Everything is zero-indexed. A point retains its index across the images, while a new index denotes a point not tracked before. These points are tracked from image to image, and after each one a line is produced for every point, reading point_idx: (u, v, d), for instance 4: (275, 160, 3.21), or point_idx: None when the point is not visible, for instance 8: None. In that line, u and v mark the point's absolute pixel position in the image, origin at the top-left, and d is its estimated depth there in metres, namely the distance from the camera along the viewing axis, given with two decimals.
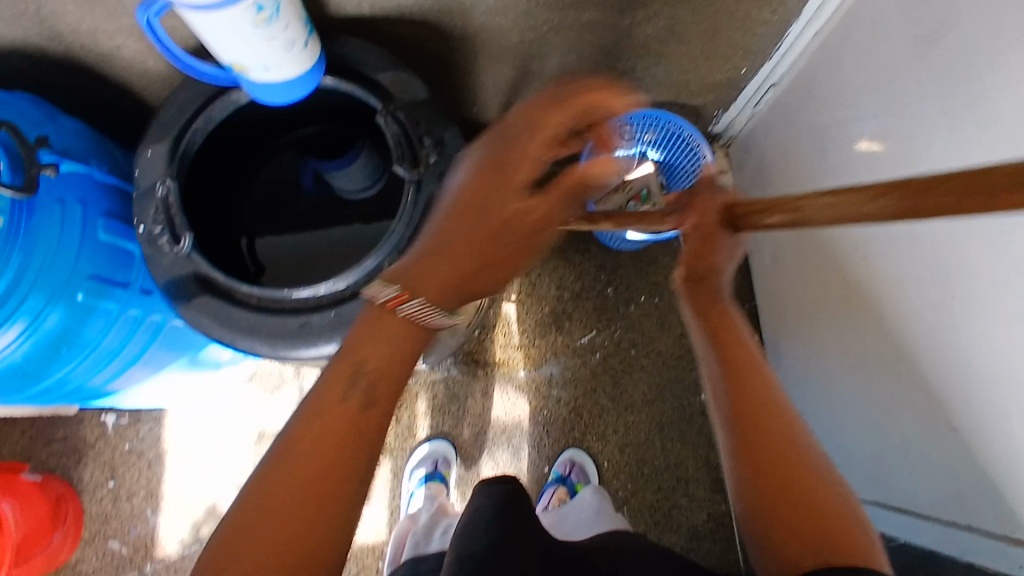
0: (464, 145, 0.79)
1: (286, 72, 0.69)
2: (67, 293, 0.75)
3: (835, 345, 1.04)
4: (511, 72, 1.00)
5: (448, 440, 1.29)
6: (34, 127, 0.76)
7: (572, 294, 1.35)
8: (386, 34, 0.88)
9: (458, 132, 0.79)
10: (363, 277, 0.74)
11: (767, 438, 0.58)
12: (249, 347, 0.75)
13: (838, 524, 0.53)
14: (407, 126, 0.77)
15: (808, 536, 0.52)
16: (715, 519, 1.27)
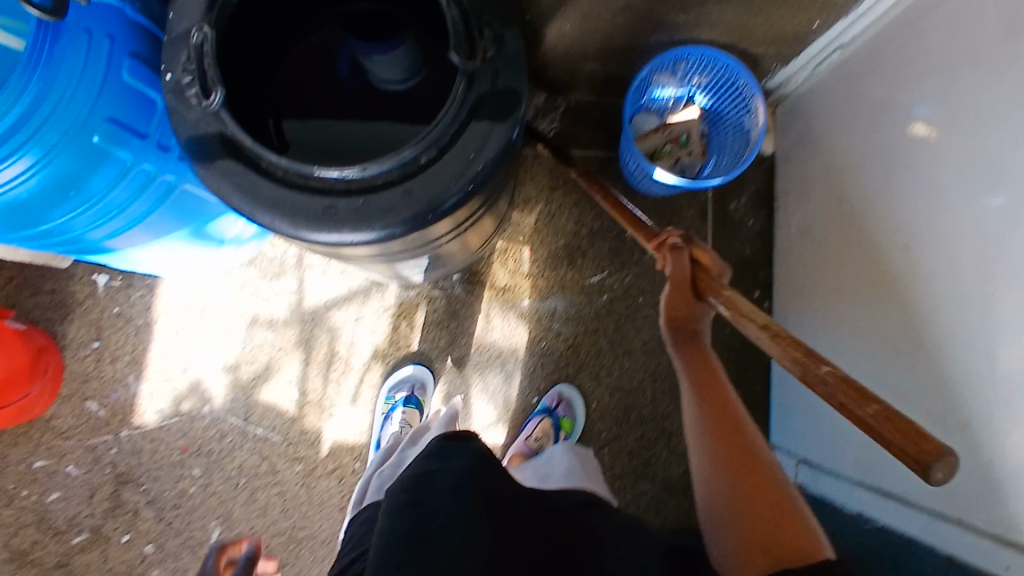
0: (522, 47, 0.74)
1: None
2: (81, 133, 0.71)
3: (853, 326, 1.03)
4: None
5: (425, 365, 1.27)
6: None
7: (589, 231, 1.31)
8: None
9: (518, 32, 0.74)
10: (398, 167, 0.70)
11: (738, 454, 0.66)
12: (268, 222, 0.71)
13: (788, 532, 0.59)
14: (467, 13, 0.71)
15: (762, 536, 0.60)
16: (692, 475, 1.27)
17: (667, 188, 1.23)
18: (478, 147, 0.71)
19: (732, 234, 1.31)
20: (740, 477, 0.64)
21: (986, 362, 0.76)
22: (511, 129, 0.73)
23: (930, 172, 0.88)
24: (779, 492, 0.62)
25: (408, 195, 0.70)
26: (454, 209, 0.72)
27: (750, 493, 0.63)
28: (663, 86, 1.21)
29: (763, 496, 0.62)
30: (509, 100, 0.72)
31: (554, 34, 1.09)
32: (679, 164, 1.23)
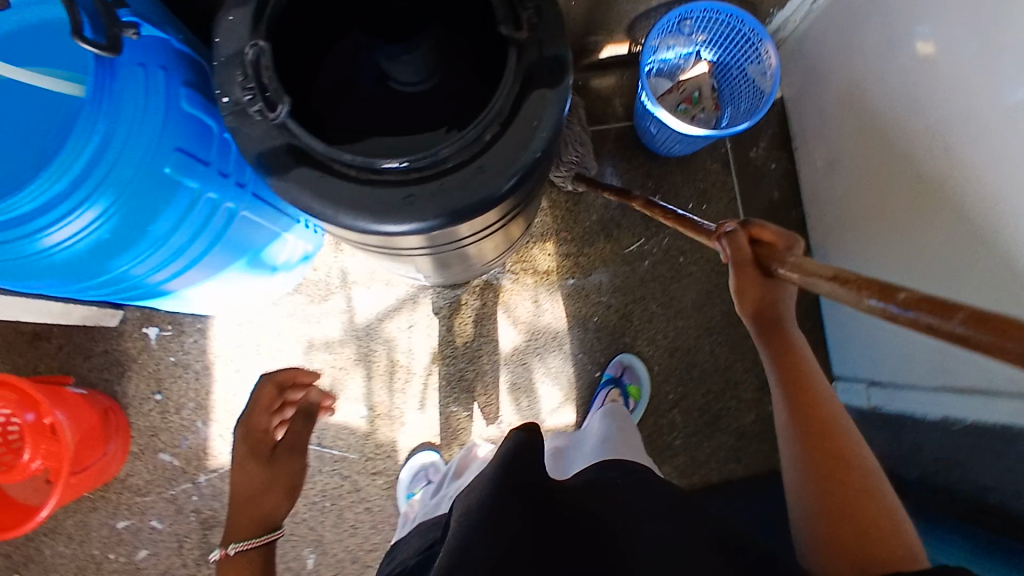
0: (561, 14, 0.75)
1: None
2: (152, 166, 0.73)
3: (904, 240, 1.05)
4: None
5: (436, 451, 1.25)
6: None
7: (620, 201, 1.33)
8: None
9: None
10: (468, 145, 0.72)
11: (835, 463, 0.68)
12: (350, 223, 0.73)
13: (883, 538, 0.63)
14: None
15: (853, 542, 0.63)
16: (763, 420, 1.29)
17: (688, 146, 1.25)
18: (538, 114, 0.73)
19: (757, 180, 1.34)
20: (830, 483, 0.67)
21: None
22: (565, 94, 0.75)
23: (950, 83, 0.90)
24: (876, 502, 0.65)
25: (482, 170, 0.72)
26: (524, 178, 0.74)
27: (841, 497, 0.66)
28: (670, 47, 1.23)
29: (857, 504, 0.65)
30: (557, 65, 0.74)
31: None
32: (696, 120, 1.25)
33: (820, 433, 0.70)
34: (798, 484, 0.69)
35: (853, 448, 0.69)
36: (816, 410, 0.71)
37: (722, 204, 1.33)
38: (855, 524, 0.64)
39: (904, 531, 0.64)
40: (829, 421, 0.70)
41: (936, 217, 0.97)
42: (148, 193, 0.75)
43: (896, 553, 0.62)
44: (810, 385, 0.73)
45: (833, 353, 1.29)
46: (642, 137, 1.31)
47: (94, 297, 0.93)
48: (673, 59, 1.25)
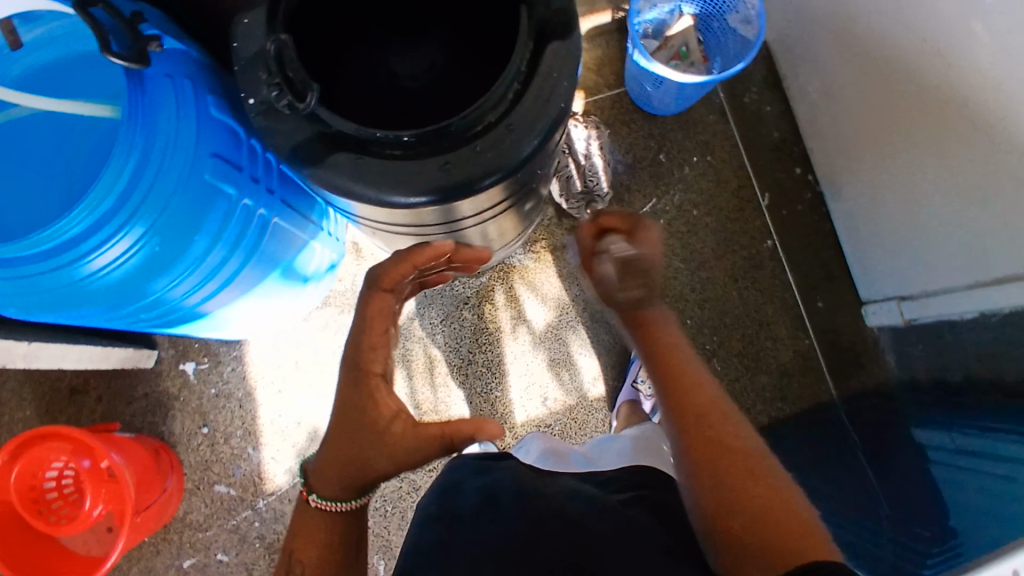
0: None
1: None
2: (192, 173, 0.74)
3: (910, 149, 1.07)
4: None
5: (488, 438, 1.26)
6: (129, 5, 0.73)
7: (627, 166, 1.35)
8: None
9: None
10: (496, 105, 0.74)
11: (725, 457, 0.63)
12: (392, 200, 0.74)
13: (781, 530, 0.57)
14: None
15: (755, 529, 0.57)
16: (802, 355, 1.31)
17: (683, 102, 1.28)
18: (558, 66, 0.75)
19: (756, 124, 1.37)
20: (726, 472, 0.62)
21: None
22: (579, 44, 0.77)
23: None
24: (767, 494, 0.60)
25: (512, 128, 0.74)
26: (553, 130, 0.75)
27: (731, 489, 0.61)
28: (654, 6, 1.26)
29: (754, 493, 0.60)
30: (567, 18, 0.76)
31: None
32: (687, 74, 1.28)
33: (706, 436, 0.65)
34: (686, 477, 0.65)
35: (748, 442, 0.65)
36: (705, 399, 0.69)
37: (726, 153, 1.36)
38: (741, 511, 0.59)
39: (810, 523, 0.58)
40: (700, 409, 0.68)
41: (937, 121, 1.00)
42: (191, 202, 0.76)
43: (803, 542, 0.55)
44: (682, 375, 0.72)
45: (857, 279, 1.31)
46: (637, 100, 1.35)
47: (137, 325, 0.93)
48: (656, 18, 1.30)
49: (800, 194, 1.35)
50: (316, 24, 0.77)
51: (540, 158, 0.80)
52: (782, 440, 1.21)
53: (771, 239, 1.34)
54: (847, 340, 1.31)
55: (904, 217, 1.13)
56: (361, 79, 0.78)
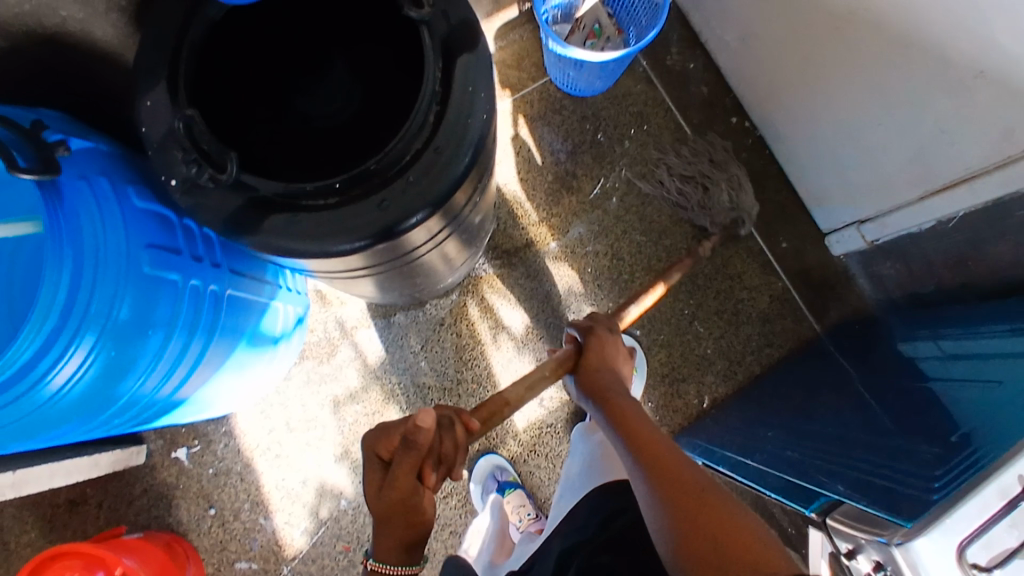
0: None
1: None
2: (130, 269, 0.72)
3: (835, 76, 1.08)
4: None
5: (495, 452, 1.25)
6: (25, 115, 0.71)
7: (568, 154, 1.35)
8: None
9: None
10: (420, 131, 0.72)
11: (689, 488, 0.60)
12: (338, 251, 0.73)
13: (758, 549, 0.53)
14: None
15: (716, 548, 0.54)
16: (779, 298, 1.31)
17: (608, 78, 1.28)
18: (471, 79, 0.75)
19: (683, 84, 1.37)
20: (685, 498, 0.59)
21: (959, 18, 0.82)
22: (485, 54, 0.77)
23: None
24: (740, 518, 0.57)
25: (439, 151, 0.73)
26: (481, 142, 0.75)
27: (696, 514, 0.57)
28: None
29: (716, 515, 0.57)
30: (468, 30, 0.76)
31: None
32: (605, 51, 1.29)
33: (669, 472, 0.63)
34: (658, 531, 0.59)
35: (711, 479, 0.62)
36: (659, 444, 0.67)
37: (662, 119, 1.36)
38: (706, 538, 0.55)
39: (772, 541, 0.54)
40: (660, 449, 0.67)
41: (853, 45, 1.01)
42: (138, 300, 0.74)
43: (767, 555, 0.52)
44: (637, 421, 0.72)
45: (813, 211, 1.31)
46: (563, 85, 1.33)
47: (116, 429, 0.90)
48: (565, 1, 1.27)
49: (741, 141, 1.36)
50: (222, 89, 0.76)
51: (476, 172, 0.80)
52: (780, 384, 1.22)
53: None
54: (818, 273, 1.32)
55: (846, 143, 1.14)
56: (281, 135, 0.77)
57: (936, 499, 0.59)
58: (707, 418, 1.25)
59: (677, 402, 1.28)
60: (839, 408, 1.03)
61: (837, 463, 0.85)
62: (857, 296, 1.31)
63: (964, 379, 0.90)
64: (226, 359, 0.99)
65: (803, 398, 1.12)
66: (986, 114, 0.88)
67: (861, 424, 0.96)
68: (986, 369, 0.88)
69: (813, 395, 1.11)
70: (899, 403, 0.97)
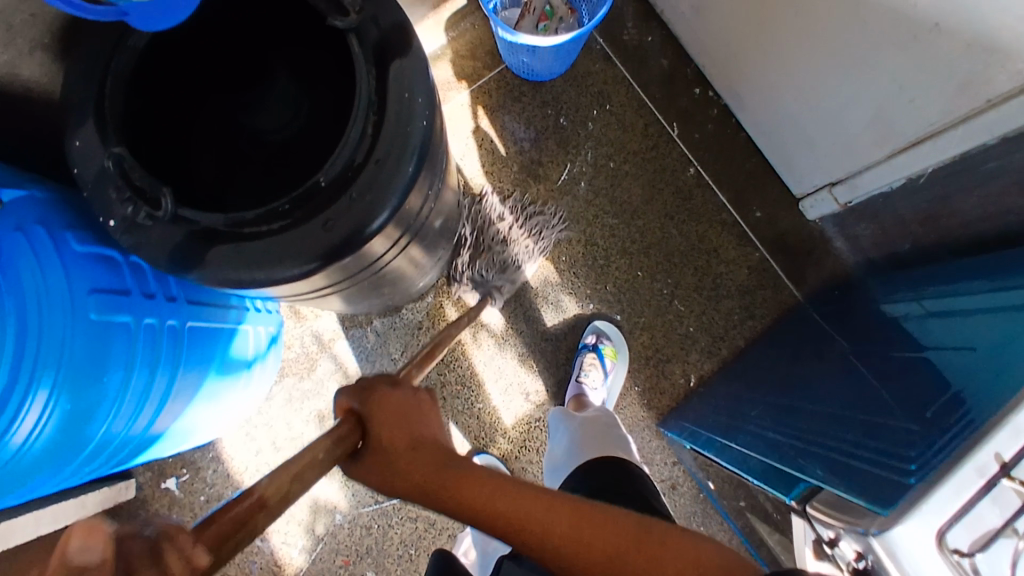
0: None
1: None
2: (78, 317, 0.70)
3: (791, 39, 1.05)
4: None
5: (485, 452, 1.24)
6: None
7: (531, 141, 1.32)
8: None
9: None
10: (358, 146, 0.70)
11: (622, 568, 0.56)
12: (286, 274, 0.71)
13: None
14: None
15: None
16: (757, 269, 1.30)
17: (566, 59, 1.25)
18: (407, 85, 0.72)
19: (642, 59, 1.34)
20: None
21: None
22: (420, 57, 0.74)
23: None
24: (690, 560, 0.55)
25: (381, 164, 0.71)
26: (423, 150, 0.73)
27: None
28: None
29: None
30: (400, 34, 0.73)
31: None
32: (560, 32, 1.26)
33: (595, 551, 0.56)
34: None
35: (641, 531, 0.57)
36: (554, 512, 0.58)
37: (623, 96, 1.33)
38: None
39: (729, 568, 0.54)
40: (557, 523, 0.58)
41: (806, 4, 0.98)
42: (91, 345, 0.72)
43: None
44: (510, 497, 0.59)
45: (784, 177, 1.29)
46: (528, 73, 1.29)
47: (93, 472, 0.88)
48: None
49: (706, 112, 1.33)
50: (152, 120, 0.73)
51: (424, 180, 0.77)
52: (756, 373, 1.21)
53: (692, 165, 1.32)
54: (794, 240, 1.30)
55: (809, 105, 1.12)
56: (222, 163, 0.75)
57: (913, 482, 0.57)
58: (694, 398, 1.24)
59: (663, 383, 1.27)
60: (822, 378, 1.02)
61: (821, 442, 0.83)
62: (835, 259, 1.29)
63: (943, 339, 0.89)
64: (194, 394, 0.97)
65: (788, 371, 1.11)
66: (944, 66, 0.85)
67: (845, 393, 0.94)
68: (962, 327, 0.86)
69: (798, 367, 1.10)
70: (880, 369, 0.95)
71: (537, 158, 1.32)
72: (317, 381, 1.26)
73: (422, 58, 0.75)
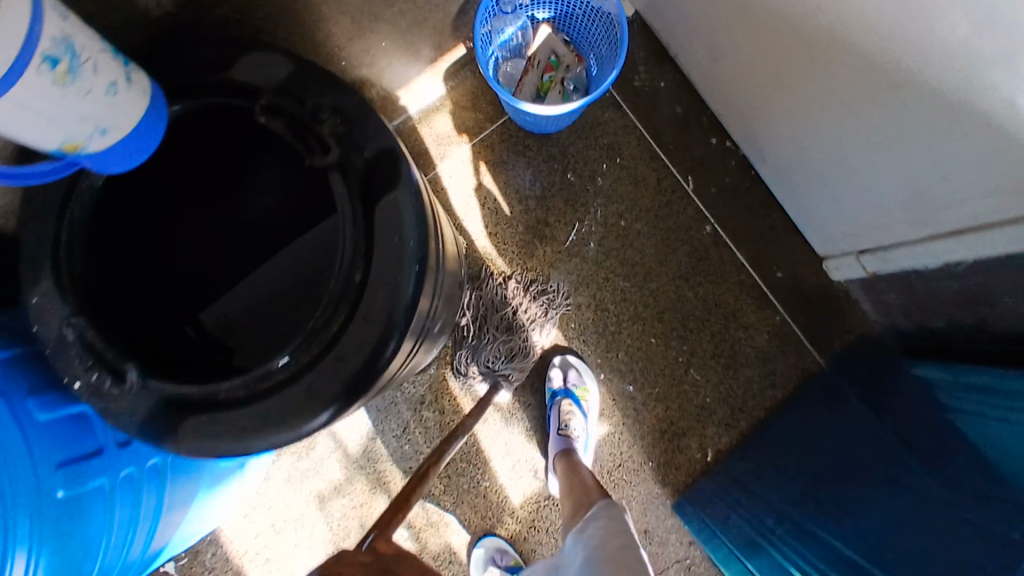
0: (365, 99, 0.66)
1: (127, 129, 0.59)
2: (45, 495, 0.64)
3: (821, 105, 0.96)
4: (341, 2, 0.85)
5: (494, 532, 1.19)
6: None
7: (537, 199, 1.24)
8: (201, 17, 0.72)
9: (347, 87, 0.66)
10: (343, 300, 0.64)
11: None
12: (269, 443, 0.64)
13: None
14: (293, 112, 0.65)
15: None
16: (778, 333, 1.22)
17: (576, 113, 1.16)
18: (396, 226, 0.64)
19: (653, 105, 1.24)
20: None
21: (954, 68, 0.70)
22: (413, 185, 0.65)
23: None
24: None
25: (369, 320, 0.63)
26: (416, 300, 0.65)
27: None
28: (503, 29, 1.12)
29: None
30: (386, 163, 0.65)
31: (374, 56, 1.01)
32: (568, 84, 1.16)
33: None
34: None
35: None
36: None
37: (635, 146, 1.24)
38: None
39: None
40: None
41: (837, 76, 0.88)
42: (63, 519, 0.66)
43: None
44: None
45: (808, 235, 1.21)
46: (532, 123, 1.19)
47: None
48: (515, 35, 1.15)
49: (724, 163, 1.24)
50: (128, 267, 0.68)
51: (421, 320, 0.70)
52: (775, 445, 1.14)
53: (709, 222, 1.24)
54: (817, 301, 1.22)
55: (840, 171, 1.03)
56: (200, 304, 0.70)
57: None
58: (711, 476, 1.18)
59: (679, 458, 1.21)
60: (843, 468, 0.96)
61: None
62: (862, 321, 1.21)
63: (958, 426, 0.84)
64: (193, 507, 0.93)
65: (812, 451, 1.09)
66: (994, 163, 0.76)
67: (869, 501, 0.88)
68: (977, 431, 0.81)
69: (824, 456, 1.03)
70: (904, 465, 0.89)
71: (545, 217, 1.24)
72: (315, 462, 1.21)
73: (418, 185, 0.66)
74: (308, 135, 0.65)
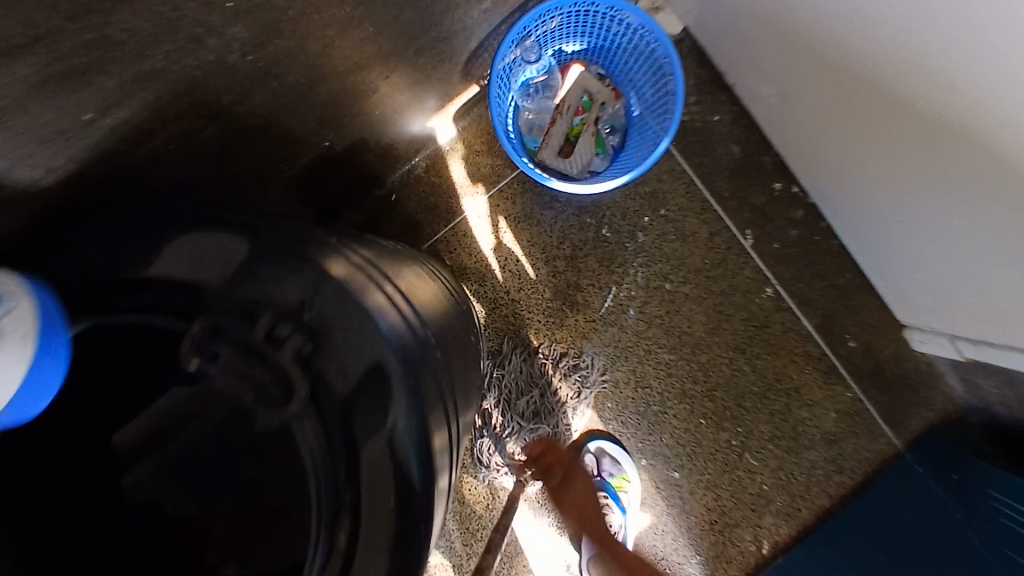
0: (341, 299, 0.56)
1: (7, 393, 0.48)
2: None
3: (924, 189, 0.75)
4: (314, 92, 0.67)
5: None
6: None
7: (566, 259, 1.06)
8: (134, 147, 0.56)
9: (321, 285, 0.56)
10: (330, 556, 0.52)
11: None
12: None
13: None
14: (246, 335, 0.53)
15: None
16: (847, 413, 1.06)
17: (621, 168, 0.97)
18: (389, 442, 0.54)
19: (706, 146, 1.04)
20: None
21: None
22: (410, 402, 0.56)
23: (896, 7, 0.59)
24: None
25: None
26: None
27: None
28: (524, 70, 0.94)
29: None
30: None
31: (363, 127, 0.83)
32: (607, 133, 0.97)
33: None
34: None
35: None
36: None
37: (683, 196, 1.05)
38: None
39: None
40: None
41: (954, 170, 0.68)
42: None
43: None
44: None
45: (889, 301, 1.02)
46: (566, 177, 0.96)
47: None
48: (536, 77, 0.97)
49: (789, 214, 1.04)
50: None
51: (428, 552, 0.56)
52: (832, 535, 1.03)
53: (769, 283, 1.05)
54: (895, 374, 1.05)
55: (936, 263, 0.83)
56: None
57: None
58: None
59: (731, 550, 1.07)
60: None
61: None
62: (947, 398, 1.04)
63: None
64: None
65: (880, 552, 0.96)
66: None
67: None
68: None
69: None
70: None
71: (576, 282, 1.06)
72: None
73: (417, 391, 0.56)
74: (264, 364, 0.54)
